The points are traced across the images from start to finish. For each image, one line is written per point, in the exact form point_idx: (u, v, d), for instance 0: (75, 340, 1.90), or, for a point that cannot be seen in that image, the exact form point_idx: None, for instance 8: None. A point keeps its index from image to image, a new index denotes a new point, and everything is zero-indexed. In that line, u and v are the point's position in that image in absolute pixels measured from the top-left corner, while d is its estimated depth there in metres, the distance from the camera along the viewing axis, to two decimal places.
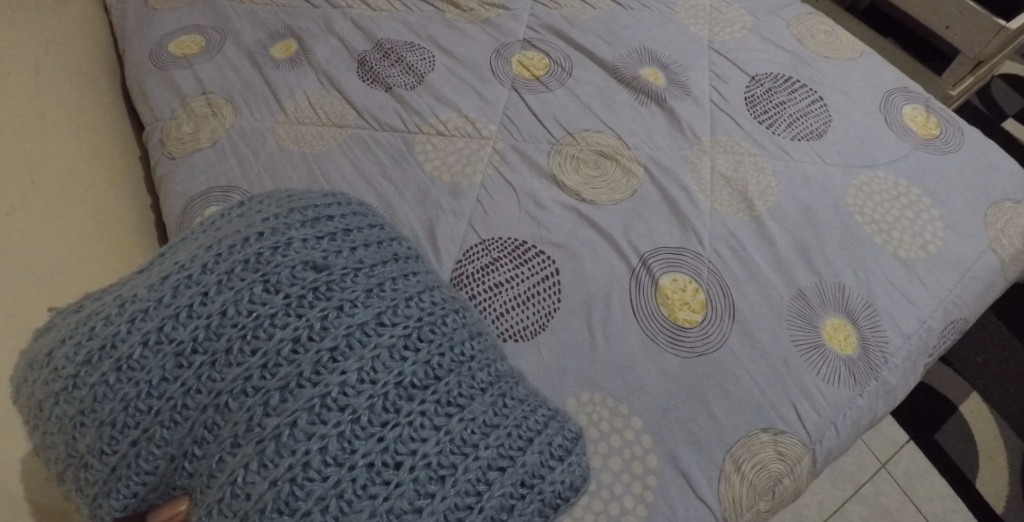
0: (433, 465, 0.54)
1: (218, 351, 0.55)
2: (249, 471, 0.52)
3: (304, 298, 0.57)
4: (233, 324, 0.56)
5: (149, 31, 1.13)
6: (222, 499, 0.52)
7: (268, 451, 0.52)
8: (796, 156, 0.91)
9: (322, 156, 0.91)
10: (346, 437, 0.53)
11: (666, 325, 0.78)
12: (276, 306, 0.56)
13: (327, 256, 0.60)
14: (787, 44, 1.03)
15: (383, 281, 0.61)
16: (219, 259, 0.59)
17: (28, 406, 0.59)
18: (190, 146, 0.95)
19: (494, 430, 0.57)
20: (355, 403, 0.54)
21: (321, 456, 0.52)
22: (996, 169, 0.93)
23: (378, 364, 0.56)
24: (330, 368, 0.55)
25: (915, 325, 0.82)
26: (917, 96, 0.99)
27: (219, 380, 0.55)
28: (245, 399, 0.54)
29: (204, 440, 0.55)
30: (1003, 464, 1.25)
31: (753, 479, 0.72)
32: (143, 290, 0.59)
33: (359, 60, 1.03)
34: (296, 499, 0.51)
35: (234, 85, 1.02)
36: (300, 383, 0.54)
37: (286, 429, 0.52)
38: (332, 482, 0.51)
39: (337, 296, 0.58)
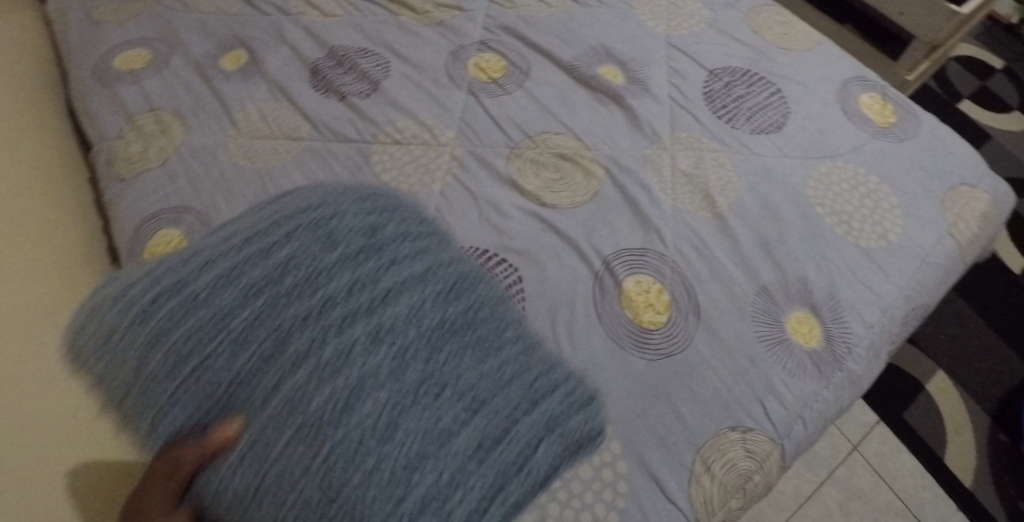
0: (468, 399, 0.62)
1: (285, 292, 0.65)
2: (307, 387, 0.59)
3: (355, 257, 0.67)
4: (298, 272, 0.66)
5: (93, 46, 1.10)
6: (283, 409, 0.59)
7: (326, 370, 0.60)
8: (756, 150, 0.91)
9: (276, 172, 0.90)
10: (391, 365, 0.61)
11: (631, 328, 0.77)
12: (333, 260, 0.67)
13: (372, 228, 0.70)
14: (744, 36, 1.02)
15: (417, 252, 0.70)
16: (281, 225, 0.69)
17: (80, 343, 0.65)
18: (139, 166, 0.94)
19: (513, 376, 0.64)
20: (397, 339, 0.63)
21: (369, 378, 0.60)
22: (952, 156, 0.94)
23: (417, 311, 0.65)
24: (379, 309, 0.64)
25: (877, 314, 0.82)
26: (874, 85, 0.99)
27: (284, 318, 0.63)
28: (305, 332, 0.62)
29: (264, 366, 0.62)
30: (970, 438, 1.27)
31: (724, 478, 0.73)
32: (217, 245, 0.68)
33: (312, 69, 1.01)
34: (348, 409, 0.58)
35: (184, 100, 1.00)
36: (352, 319, 0.63)
37: (342, 353, 0.61)
38: (379, 397, 0.60)
39: (381, 260, 0.68)
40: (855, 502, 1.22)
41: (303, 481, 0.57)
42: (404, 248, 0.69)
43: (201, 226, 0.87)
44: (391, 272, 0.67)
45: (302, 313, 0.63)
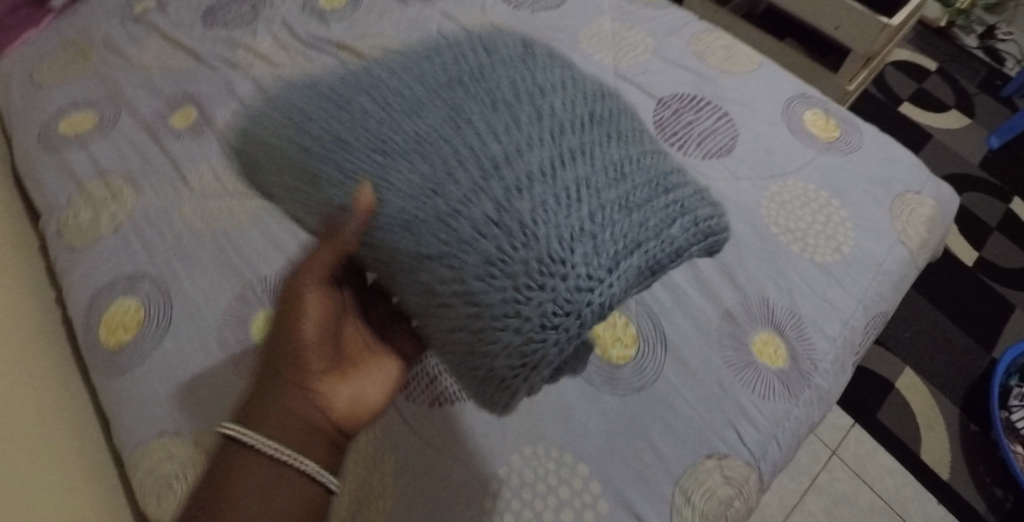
0: (579, 190, 0.67)
1: (429, 102, 0.77)
2: (449, 163, 0.71)
3: (486, 91, 0.78)
4: (447, 96, 0.78)
5: (35, 111, 1.07)
6: (432, 184, 0.69)
7: (466, 139, 0.72)
8: (708, 176, 0.92)
9: (233, 231, 0.89)
10: (525, 139, 0.71)
11: (599, 366, 0.78)
12: (474, 89, 0.78)
13: (511, 77, 0.80)
14: (689, 63, 1.03)
15: (543, 83, 0.79)
16: (463, 71, 0.81)
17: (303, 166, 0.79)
18: (91, 235, 0.92)
19: (622, 168, 0.71)
20: (519, 118, 0.74)
21: (505, 148, 0.70)
22: (897, 163, 0.95)
23: (535, 114, 0.74)
24: (501, 107, 0.75)
25: (839, 327, 0.83)
26: (816, 100, 1.01)
27: (427, 119, 0.75)
28: (443, 126, 0.74)
29: (413, 144, 0.73)
30: (943, 433, 1.28)
31: (705, 508, 0.73)
32: (412, 88, 0.81)
33: (264, 123, 1.00)
34: (483, 170, 0.69)
35: (135, 163, 0.98)
36: (481, 113, 0.74)
37: (482, 134, 0.72)
38: (508, 157, 0.69)
39: (517, 92, 0.77)
40: (838, 507, 1.23)
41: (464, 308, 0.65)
42: (559, 104, 0.76)
43: (160, 293, 0.86)
44: (516, 117, 0.74)
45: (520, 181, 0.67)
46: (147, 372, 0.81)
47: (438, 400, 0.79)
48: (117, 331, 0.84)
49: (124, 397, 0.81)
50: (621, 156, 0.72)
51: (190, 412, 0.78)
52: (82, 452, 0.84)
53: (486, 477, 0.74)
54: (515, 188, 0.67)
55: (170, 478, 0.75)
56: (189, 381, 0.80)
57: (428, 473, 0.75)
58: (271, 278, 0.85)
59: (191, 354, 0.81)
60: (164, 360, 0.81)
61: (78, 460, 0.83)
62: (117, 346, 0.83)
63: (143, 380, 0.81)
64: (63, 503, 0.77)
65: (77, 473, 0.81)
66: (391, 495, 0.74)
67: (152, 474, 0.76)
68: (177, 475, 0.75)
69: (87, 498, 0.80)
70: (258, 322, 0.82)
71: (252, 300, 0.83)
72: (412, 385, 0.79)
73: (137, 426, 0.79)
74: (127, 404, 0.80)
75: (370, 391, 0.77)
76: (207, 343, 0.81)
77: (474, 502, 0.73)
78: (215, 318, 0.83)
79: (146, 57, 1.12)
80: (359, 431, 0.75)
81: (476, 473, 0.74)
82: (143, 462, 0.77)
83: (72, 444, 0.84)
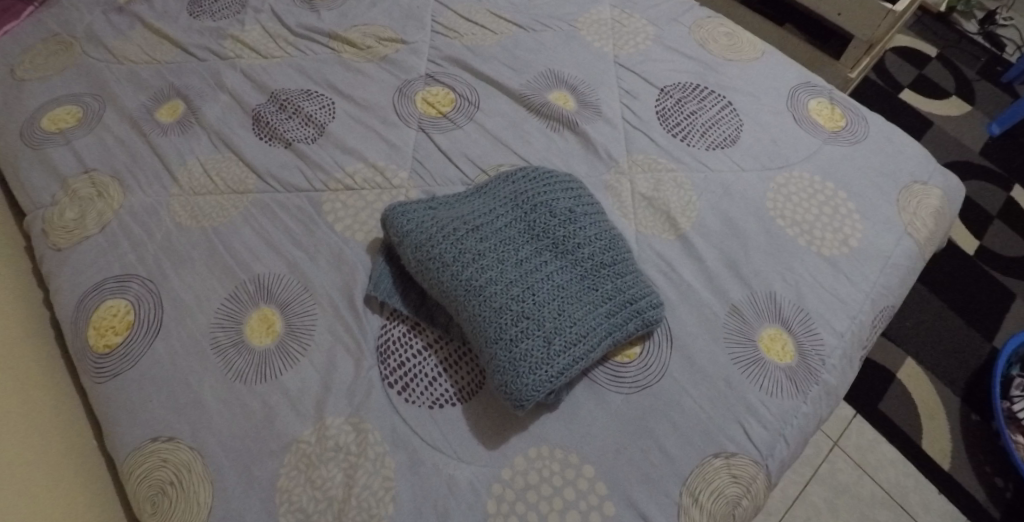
0: (560, 293, 0.72)
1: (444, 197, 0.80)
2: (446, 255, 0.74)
3: (492, 185, 0.80)
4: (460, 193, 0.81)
5: (17, 106, 1.04)
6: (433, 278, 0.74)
7: (464, 233, 0.75)
8: (713, 166, 0.89)
9: (224, 229, 0.87)
10: (518, 241, 0.75)
11: (604, 364, 0.76)
12: (483, 184, 0.81)
13: (516, 169, 0.82)
14: (690, 50, 1.01)
15: (544, 171, 0.80)
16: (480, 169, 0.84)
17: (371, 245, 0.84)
18: (77, 234, 0.89)
19: (601, 267, 0.75)
20: (516, 216, 0.76)
21: (499, 249, 0.74)
22: (903, 154, 0.93)
23: (530, 208, 0.77)
24: (503, 203, 0.77)
25: (847, 322, 0.81)
26: (821, 89, 0.98)
27: (438, 211, 0.78)
28: (448, 217, 0.77)
29: (421, 232, 0.76)
30: (944, 422, 1.22)
31: (713, 507, 0.71)
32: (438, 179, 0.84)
33: (254, 116, 0.97)
34: (476, 268, 0.73)
35: (121, 159, 0.95)
36: (483, 209, 0.77)
37: (479, 229, 0.75)
38: (500, 258, 0.73)
39: (519, 182, 0.79)
40: (841, 498, 1.17)
41: (524, 321, 0.71)
42: (557, 197, 0.78)
43: (149, 295, 0.83)
44: (514, 214, 0.77)
45: (567, 205, 0.77)
46: (138, 376, 0.78)
47: (438, 401, 0.74)
48: (108, 334, 0.81)
49: (117, 402, 0.78)
50: (603, 252, 0.75)
51: (184, 416, 0.75)
52: (75, 459, 0.81)
53: (489, 478, 0.71)
54: (502, 288, 0.72)
55: (164, 484, 0.73)
56: (181, 384, 0.77)
57: (424, 479, 0.71)
58: (265, 277, 0.82)
59: (184, 356, 0.78)
60: (156, 364, 0.79)
61: (70, 470, 0.80)
62: (106, 350, 0.80)
63: (134, 385, 0.78)
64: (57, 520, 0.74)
65: (70, 483, 0.79)
66: (391, 501, 0.70)
67: (145, 479, 0.74)
68: (172, 481, 0.73)
69: (83, 512, 0.77)
70: (253, 323, 0.79)
71: (246, 300, 0.81)
72: (411, 386, 0.75)
73: (130, 432, 0.76)
74: (118, 409, 0.78)
75: (369, 393, 0.74)
76: (200, 345, 0.79)
77: (477, 504, 0.70)
78: (207, 320, 0.80)
79: (130, 48, 1.08)
80: (359, 435, 0.73)
81: (479, 475, 0.71)
82: (136, 468, 0.75)
83: (63, 452, 0.81)
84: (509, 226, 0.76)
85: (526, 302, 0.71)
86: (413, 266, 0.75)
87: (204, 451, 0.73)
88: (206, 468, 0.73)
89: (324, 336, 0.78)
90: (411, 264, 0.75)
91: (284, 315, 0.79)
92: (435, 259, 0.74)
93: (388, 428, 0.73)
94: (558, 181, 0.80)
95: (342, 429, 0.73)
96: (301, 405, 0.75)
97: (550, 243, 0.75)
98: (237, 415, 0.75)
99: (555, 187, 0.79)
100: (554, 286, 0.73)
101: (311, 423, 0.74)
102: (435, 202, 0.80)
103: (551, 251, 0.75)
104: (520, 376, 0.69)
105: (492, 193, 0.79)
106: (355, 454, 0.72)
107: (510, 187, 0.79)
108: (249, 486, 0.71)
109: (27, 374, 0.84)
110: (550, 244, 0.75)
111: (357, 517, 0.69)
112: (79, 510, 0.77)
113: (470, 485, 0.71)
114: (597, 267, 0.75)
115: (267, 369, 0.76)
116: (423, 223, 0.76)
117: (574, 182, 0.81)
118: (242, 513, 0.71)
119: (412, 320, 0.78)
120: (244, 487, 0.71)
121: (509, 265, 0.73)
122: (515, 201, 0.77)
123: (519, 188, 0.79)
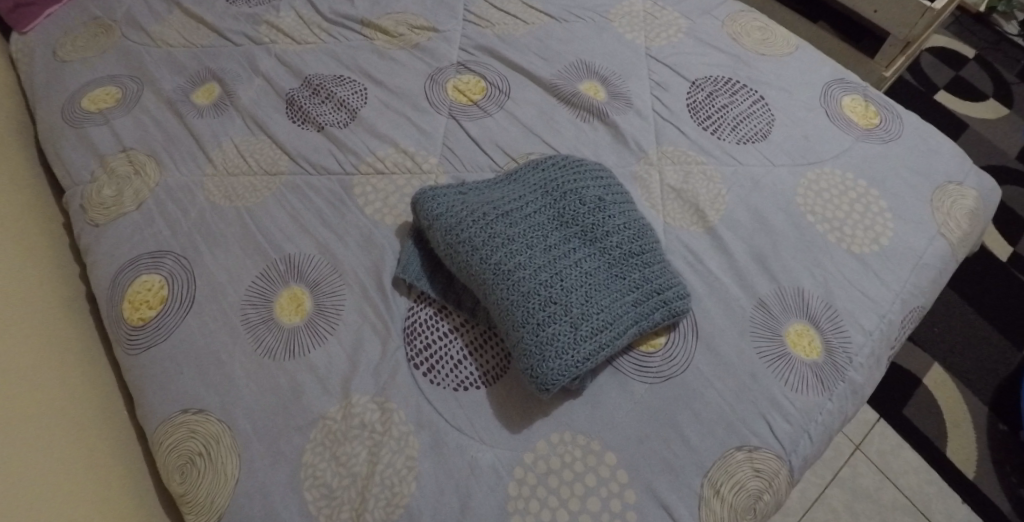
0: (588, 281, 0.73)
1: (472, 185, 0.81)
2: (476, 239, 0.74)
3: (521, 173, 0.80)
4: (489, 181, 0.81)
5: (59, 86, 1.06)
6: (462, 262, 0.74)
7: (494, 218, 0.75)
8: (743, 160, 0.89)
9: (256, 209, 0.88)
10: (547, 229, 0.75)
11: (629, 353, 0.76)
12: (513, 172, 0.81)
13: (545, 157, 0.82)
14: (723, 43, 1.00)
15: (573, 160, 0.81)
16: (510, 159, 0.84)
17: (400, 229, 0.85)
18: (114, 210, 0.91)
19: (628, 258, 0.75)
20: (545, 205, 0.77)
21: (527, 236, 0.74)
22: (939, 154, 0.91)
23: (560, 198, 0.77)
24: (532, 191, 0.78)
25: (876, 321, 0.80)
26: (855, 87, 0.97)
27: (467, 197, 0.79)
28: (477, 203, 0.77)
29: (450, 216, 0.76)
30: (970, 430, 1.20)
31: (734, 501, 0.71)
32: None
33: (288, 100, 0.99)
34: (505, 254, 0.73)
35: (157, 139, 0.97)
36: (512, 197, 0.77)
37: (509, 216, 0.75)
38: (530, 245, 0.74)
39: (547, 171, 0.80)
40: (861, 502, 1.15)
41: (551, 306, 0.71)
42: (586, 186, 0.78)
43: (183, 270, 0.85)
44: (544, 203, 0.77)
45: (597, 194, 0.78)
46: (169, 350, 0.80)
47: (463, 383, 0.75)
48: (142, 307, 0.83)
49: (149, 374, 0.80)
50: (630, 243, 0.75)
51: (214, 390, 0.77)
52: (105, 429, 0.83)
53: (511, 461, 0.71)
54: (531, 275, 0.72)
55: (193, 455, 0.75)
56: (211, 358, 0.79)
57: (447, 460, 0.72)
58: (296, 257, 0.84)
59: (215, 331, 0.80)
60: (187, 338, 0.80)
61: (103, 438, 0.82)
62: (140, 322, 0.82)
63: (166, 358, 0.80)
64: (87, 489, 0.76)
65: (103, 451, 0.81)
66: (414, 479, 0.71)
67: (174, 449, 0.76)
68: (201, 451, 0.75)
69: (113, 482, 0.79)
70: (283, 302, 0.81)
71: (276, 278, 0.82)
72: (437, 368, 0.75)
73: (161, 404, 0.78)
74: (151, 381, 0.80)
75: (395, 373, 0.75)
76: (231, 321, 0.80)
77: (499, 487, 0.70)
78: (238, 297, 0.82)
79: (168, 32, 1.10)
80: (384, 414, 0.73)
81: (501, 458, 0.72)
82: (165, 439, 0.76)
83: (95, 420, 0.83)
84: (539, 213, 0.76)
85: (553, 288, 0.72)
86: (442, 249, 0.76)
87: (232, 424, 0.75)
88: (234, 441, 0.74)
89: (351, 316, 0.79)
90: (440, 247, 0.76)
91: (313, 294, 0.81)
92: (464, 242, 0.74)
93: (412, 408, 0.74)
94: (586, 168, 0.80)
95: (367, 407, 0.74)
96: (328, 383, 0.76)
97: (579, 230, 0.75)
98: (265, 391, 0.76)
99: (584, 175, 0.79)
100: (582, 273, 0.73)
101: (337, 401, 0.75)
102: (465, 187, 0.80)
103: (580, 238, 0.75)
104: (546, 360, 0.69)
105: (522, 180, 0.80)
106: (380, 432, 0.73)
107: (540, 174, 0.79)
108: (275, 460, 0.73)
109: (67, 344, 0.87)
110: (579, 231, 0.75)
111: (379, 494, 0.70)
112: (112, 477, 0.80)
113: (492, 468, 0.71)
114: (625, 256, 0.75)
115: (296, 346, 0.78)
116: (453, 208, 0.77)
117: (603, 170, 0.81)
118: (268, 486, 0.72)
119: (439, 303, 0.78)
120: (270, 461, 0.73)
121: (537, 251, 0.74)
122: (545, 188, 0.78)
123: (548, 174, 0.79)
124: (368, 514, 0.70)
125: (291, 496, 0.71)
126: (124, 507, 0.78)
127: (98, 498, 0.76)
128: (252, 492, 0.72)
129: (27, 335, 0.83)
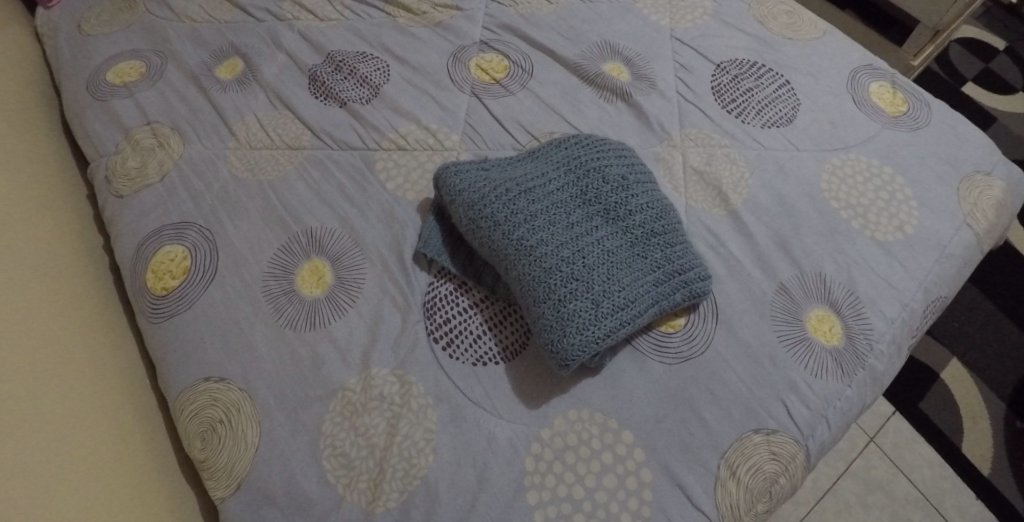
0: (610, 260, 0.73)
1: (495, 162, 0.80)
2: (500, 216, 0.74)
3: (544, 151, 0.80)
4: (512, 158, 0.81)
5: (85, 59, 1.07)
6: (484, 239, 0.74)
7: (518, 196, 0.75)
8: (767, 144, 0.88)
9: (278, 183, 0.89)
10: (570, 208, 0.75)
11: (648, 332, 0.76)
12: (537, 150, 0.81)
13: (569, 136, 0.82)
14: (750, 27, 0.99)
15: (595, 139, 0.80)
16: None
17: (421, 206, 0.85)
18: (138, 182, 0.92)
19: (651, 237, 0.74)
20: (568, 184, 0.76)
21: (551, 214, 0.74)
22: (967, 143, 0.90)
23: (583, 178, 0.77)
24: (556, 169, 0.77)
25: (898, 309, 0.79)
26: (883, 73, 0.95)
27: (491, 174, 0.78)
28: (500, 180, 0.77)
29: (473, 193, 0.76)
30: (987, 426, 1.19)
31: (750, 483, 0.71)
32: None
33: (310, 76, 0.99)
34: (528, 232, 0.73)
35: (181, 112, 0.98)
36: (537, 175, 0.77)
37: (532, 194, 0.75)
38: (554, 223, 0.74)
39: (570, 150, 0.79)
40: (873, 494, 1.15)
41: (572, 282, 0.71)
42: (611, 166, 0.78)
43: (205, 241, 0.85)
44: (567, 182, 0.77)
45: (620, 172, 0.77)
46: (192, 319, 0.81)
47: (482, 359, 0.75)
48: (165, 277, 0.84)
49: (172, 343, 0.81)
50: (651, 223, 0.75)
51: (235, 359, 0.78)
52: (126, 395, 0.84)
53: (529, 437, 0.72)
54: (554, 251, 0.72)
55: (214, 422, 0.76)
56: (233, 327, 0.79)
57: (465, 434, 0.72)
58: (317, 230, 0.84)
59: (237, 302, 0.81)
60: (209, 308, 0.81)
61: (126, 406, 0.83)
62: (163, 292, 0.83)
63: (189, 327, 0.81)
64: (105, 457, 0.77)
65: (123, 417, 0.82)
66: (431, 452, 0.71)
67: (196, 416, 0.77)
68: (222, 419, 0.75)
69: (132, 451, 0.80)
70: (304, 275, 0.81)
71: (297, 251, 0.83)
72: (456, 342, 0.76)
73: (183, 372, 0.79)
74: (173, 350, 0.81)
75: (414, 347, 0.76)
76: (253, 292, 0.81)
77: (516, 461, 0.71)
78: (260, 268, 0.82)
79: (191, 7, 1.10)
80: (403, 387, 0.74)
81: (519, 433, 0.72)
82: (187, 406, 0.77)
83: (116, 386, 0.84)
84: (562, 190, 0.76)
85: (576, 264, 0.72)
86: (464, 224, 0.76)
87: (253, 394, 0.76)
88: (254, 409, 0.75)
89: (372, 290, 0.80)
90: (462, 222, 0.76)
91: (334, 268, 0.81)
92: (487, 217, 0.74)
93: (431, 382, 0.74)
94: (610, 147, 0.80)
95: (386, 380, 0.74)
96: (348, 354, 0.76)
97: (602, 208, 0.75)
98: (285, 361, 0.77)
99: (608, 154, 0.79)
100: (603, 250, 0.73)
101: (357, 372, 0.75)
102: (488, 164, 0.80)
103: (603, 216, 0.75)
104: (567, 336, 0.69)
105: (546, 157, 0.79)
106: (399, 404, 0.73)
107: (563, 152, 0.79)
108: (294, 429, 0.74)
109: (91, 312, 0.88)
110: (602, 210, 0.75)
111: (397, 465, 0.71)
112: (133, 442, 0.81)
113: (509, 442, 0.72)
114: (648, 235, 0.74)
115: (317, 318, 0.78)
116: (475, 184, 0.77)
117: (626, 149, 0.81)
118: (287, 455, 0.73)
119: (460, 279, 0.79)
120: (289, 430, 0.74)
121: (559, 228, 0.74)
122: (568, 166, 0.78)
123: (571, 152, 0.79)
124: (385, 485, 0.70)
125: (310, 465, 0.72)
126: (142, 473, 0.79)
127: (117, 466, 0.77)
128: (271, 461, 0.73)
129: (54, 301, 0.84)
